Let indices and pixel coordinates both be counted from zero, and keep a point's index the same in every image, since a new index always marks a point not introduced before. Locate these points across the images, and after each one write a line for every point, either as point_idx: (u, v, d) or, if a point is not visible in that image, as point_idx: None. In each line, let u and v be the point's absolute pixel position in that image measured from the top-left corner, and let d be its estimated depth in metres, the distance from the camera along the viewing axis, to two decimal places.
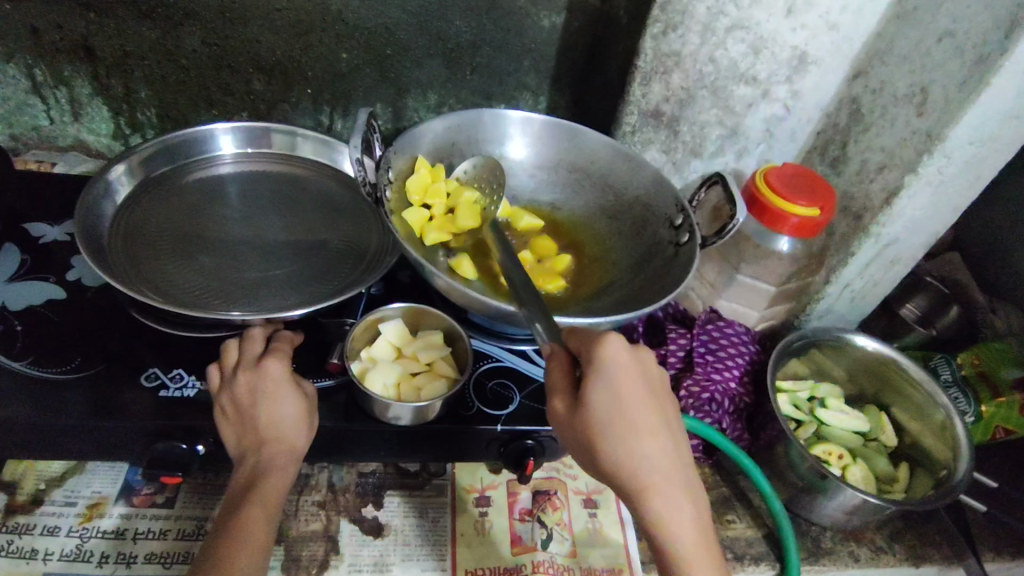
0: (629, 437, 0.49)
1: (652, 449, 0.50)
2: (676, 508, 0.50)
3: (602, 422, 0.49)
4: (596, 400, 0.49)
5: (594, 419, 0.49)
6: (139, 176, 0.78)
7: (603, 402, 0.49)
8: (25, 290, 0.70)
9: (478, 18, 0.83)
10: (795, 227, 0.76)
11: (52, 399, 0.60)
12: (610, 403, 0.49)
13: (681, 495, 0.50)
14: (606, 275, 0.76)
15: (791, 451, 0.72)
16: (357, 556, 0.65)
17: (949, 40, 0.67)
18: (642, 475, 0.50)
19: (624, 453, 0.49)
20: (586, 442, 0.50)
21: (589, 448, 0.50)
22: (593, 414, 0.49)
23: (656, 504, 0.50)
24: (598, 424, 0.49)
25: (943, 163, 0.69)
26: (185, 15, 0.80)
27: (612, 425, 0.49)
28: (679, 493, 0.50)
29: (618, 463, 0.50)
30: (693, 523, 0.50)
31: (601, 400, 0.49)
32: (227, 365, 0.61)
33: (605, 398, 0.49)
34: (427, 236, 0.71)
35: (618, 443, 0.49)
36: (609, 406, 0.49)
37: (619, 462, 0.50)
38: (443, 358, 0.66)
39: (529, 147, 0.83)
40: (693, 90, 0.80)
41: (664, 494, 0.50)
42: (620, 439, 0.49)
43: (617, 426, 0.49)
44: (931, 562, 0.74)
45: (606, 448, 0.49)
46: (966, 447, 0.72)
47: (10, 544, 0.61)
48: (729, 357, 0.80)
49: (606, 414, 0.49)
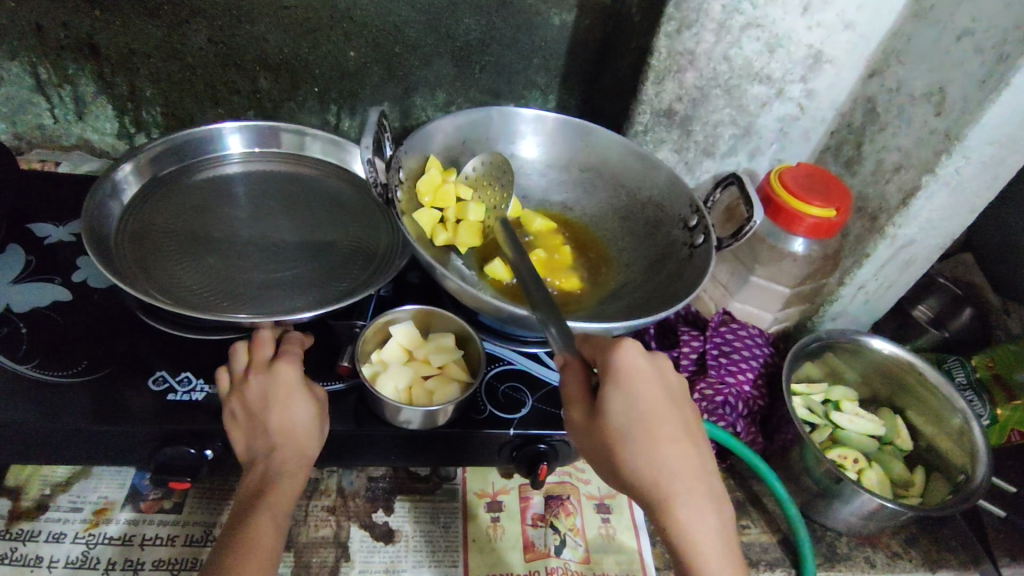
0: (649, 445, 0.48)
1: (674, 457, 0.49)
2: (701, 519, 0.49)
3: (625, 429, 0.48)
4: (616, 409, 0.48)
5: (614, 426, 0.48)
6: (146, 175, 0.77)
7: (625, 410, 0.48)
8: (31, 290, 0.69)
9: (488, 15, 0.82)
10: (811, 228, 0.74)
11: (57, 403, 0.59)
12: (628, 409, 0.48)
13: (705, 504, 0.49)
14: (619, 279, 0.75)
15: (807, 454, 0.71)
16: (368, 563, 0.64)
17: (968, 39, 0.66)
18: (664, 484, 0.49)
19: (646, 462, 0.48)
20: (609, 453, 0.49)
21: (608, 456, 0.49)
22: (612, 424, 0.48)
23: (680, 515, 0.49)
24: (617, 431, 0.48)
25: (961, 163, 0.68)
26: (191, 13, 0.79)
27: (632, 431, 0.48)
28: (703, 504, 0.49)
29: (641, 474, 0.49)
30: (716, 535, 0.49)
31: (624, 409, 0.48)
32: (236, 369, 0.60)
33: (624, 405, 0.48)
34: (438, 238, 0.71)
35: (639, 451, 0.48)
36: (629, 414, 0.48)
37: (642, 473, 0.48)
38: (455, 362, 0.65)
39: (541, 146, 0.82)
40: (706, 89, 0.79)
41: (689, 503, 0.49)
42: (643, 448, 0.48)
43: (636, 434, 0.48)
44: (948, 567, 0.73)
45: (630, 454, 0.48)
46: (983, 452, 0.71)
47: (13, 552, 0.59)
48: (744, 360, 0.79)
49: (624, 421, 0.48)
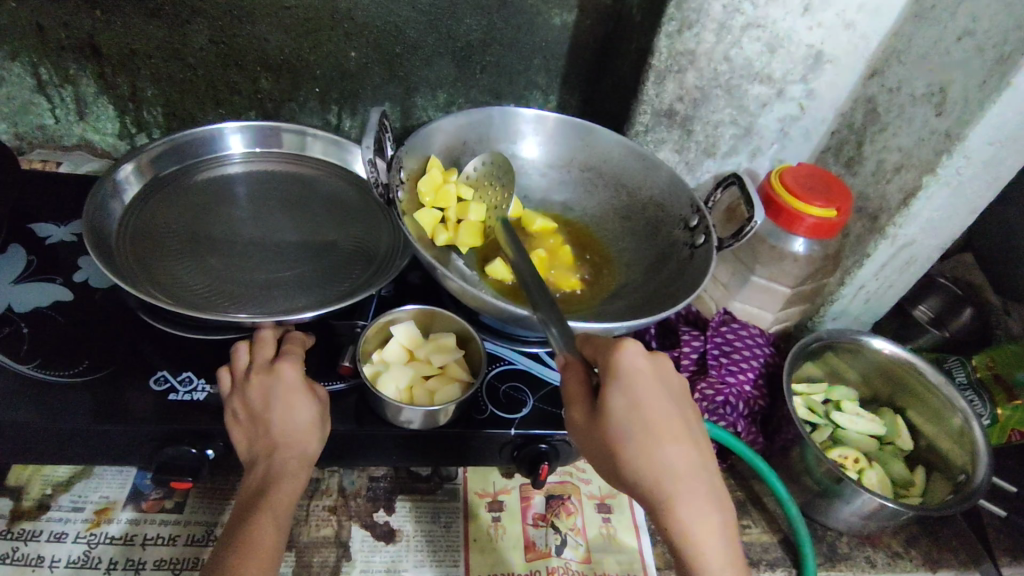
0: (650, 445, 0.49)
1: (675, 457, 0.49)
2: (702, 519, 0.49)
3: (626, 429, 0.48)
4: (617, 409, 0.48)
5: (615, 426, 0.48)
6: (147, 175, 0.77)
7: (626, 410, 0.48)
8: (33, 290, 0.69)
9: (489, 16, 0.82)
10: (811, 228, 0.74)
11: (58, 402, 0.59)
12: (629, 409, 0.48)
13: (706, 503, 0.50)
14: (620, 279, 0.75)
15: (807, 454, 0.71)
16: (369, 562, 0.64)
17: (969, 39, 0.66)
18: (666, 484, 0.49)
19: (647, 462, 0.48)
20: (610, 453, 0.49)
21: (610, 456, 0.49)
22: (613, 424, 0.48)
23: (681, 514, 0.49)
24: (618, 431, 0.48)
25: (962, 163, 0.68)
26: (192, 13, 0.79)
27: (633, 431, 0.48)
28: (704, 503, 0.49)
29: (642, 474, 0.49)
30: (718, 534, 0.49)
31: (625, 409, 0.48)
32: (238, 368, 0.60)
33: (625, 405, 0.48)
34: (438, 238, 0.71)
35: (640, 451, 0.48)
36: (630, 414, 0.48)
37: (643, 473, 0.49)
38: (456, 362, 0.65)
39: (541, 146, 0.82)
40: (707, 89, 0.79)
41: (690, 503, 0.49)
42: (645, 448, 0.48)
43: (637, 434, 0.48)
44: (948, 567, 0.73)
45: (630, 454, 0.48)
46: (983, 452, 0.71)
47: (15, 551, 0.60)
48: (745, 360, 0.79)
49: (625, 421, 0.48)
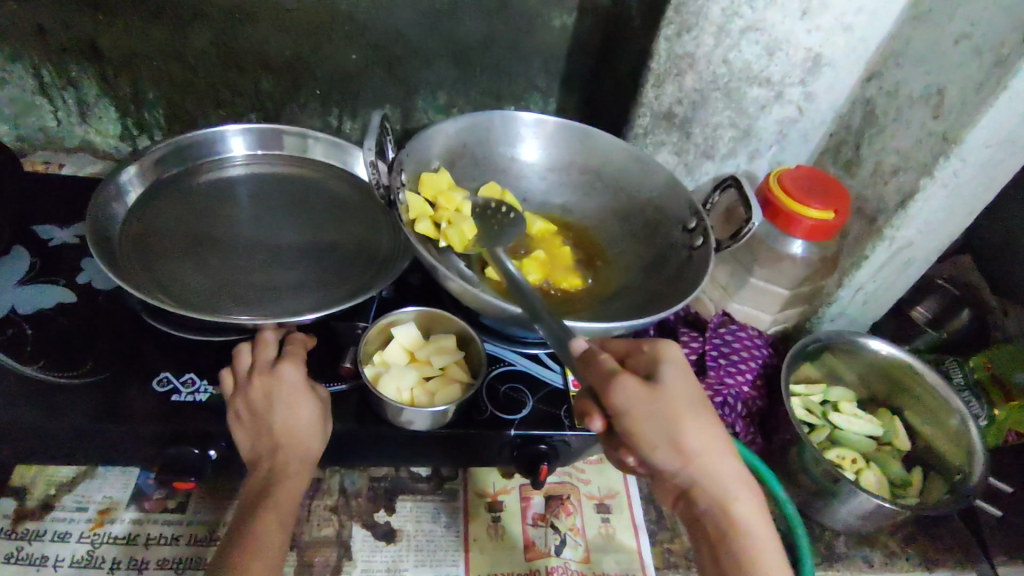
0: (704, 428, 0.52)
1: (722, 442, 0.53)
2: (745, 502, 0.53)
3: (685, 409, 0.52)
4: (673, 392, 0.52)
5: (677, 404, 0.52)
6: (150, 177, 0.77)
7: (683, 392, 0.52)
8: (36, 292, 0.70)
9: (489, 18, 0.83)
10: (808, 230, 0.75)
11: (62, 403, 0.59)
12: (685, 392, 0.53)
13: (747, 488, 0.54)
14: (620, 280, 0.75)
15: (804, 455, 0.72)
16: (370, 562, 0.64)
17: (966, 42, 0.66)
18: (716, 465, 0.53)
19: (703, 441, 0.52)
20: (672, 435, 0.51)
21: (672, 436, 0.51)
22: (675, 402, 0.51)
23: (729, 493, 0.53)
24: (682, 410, 0.51)
25: (959, 166, 0.68)
26: (194, 15, 0.79)
27: (691, 411, 0.52)
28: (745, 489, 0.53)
29: (700, 454, 0.52)
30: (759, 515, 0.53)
31: (679, 391, 0.52)
32: (240, 370, 0.60)
33: (682, 387, 0.53)
34: (421, 224, 0.68)
35: (699, 430, 0.52)
36: (686, 395, 0.52)
37: (698, 450, 0.52)
38: (456, 363, 0.66)
39: (542, 148, 0.82)
40: (706, 92, 0.79)
41: (738, 487, 0.53)
42: (699, 425, 0.52)
43: (694, 415, 0.52)
44: (945, 567, 0.74)
45: (693, 433, 0.51)
46: (980, 452, 0.72)
47: (19, 551, 0.60)
48: (743, 361, 0.79)
49: (684, 402, 0.52)
